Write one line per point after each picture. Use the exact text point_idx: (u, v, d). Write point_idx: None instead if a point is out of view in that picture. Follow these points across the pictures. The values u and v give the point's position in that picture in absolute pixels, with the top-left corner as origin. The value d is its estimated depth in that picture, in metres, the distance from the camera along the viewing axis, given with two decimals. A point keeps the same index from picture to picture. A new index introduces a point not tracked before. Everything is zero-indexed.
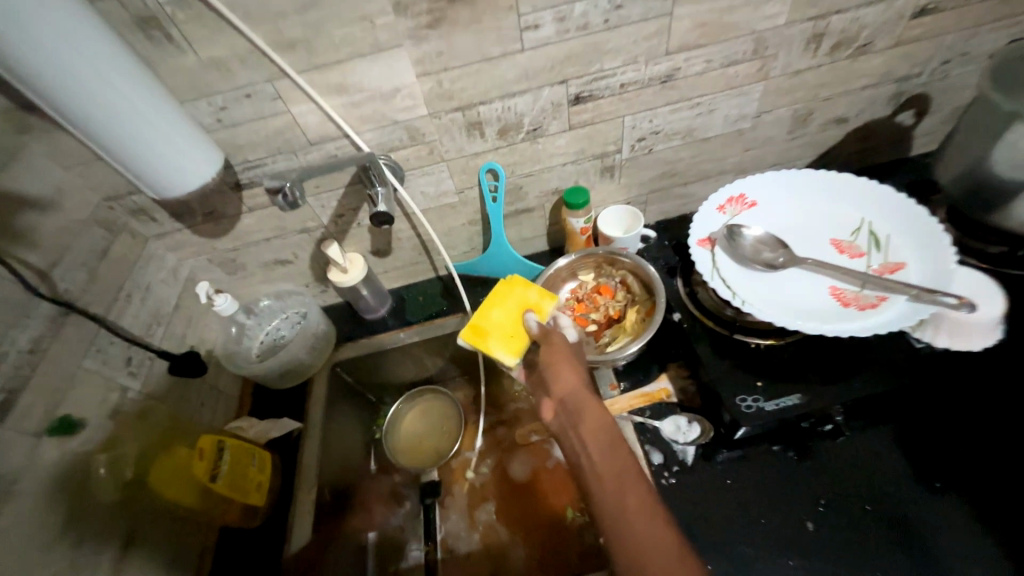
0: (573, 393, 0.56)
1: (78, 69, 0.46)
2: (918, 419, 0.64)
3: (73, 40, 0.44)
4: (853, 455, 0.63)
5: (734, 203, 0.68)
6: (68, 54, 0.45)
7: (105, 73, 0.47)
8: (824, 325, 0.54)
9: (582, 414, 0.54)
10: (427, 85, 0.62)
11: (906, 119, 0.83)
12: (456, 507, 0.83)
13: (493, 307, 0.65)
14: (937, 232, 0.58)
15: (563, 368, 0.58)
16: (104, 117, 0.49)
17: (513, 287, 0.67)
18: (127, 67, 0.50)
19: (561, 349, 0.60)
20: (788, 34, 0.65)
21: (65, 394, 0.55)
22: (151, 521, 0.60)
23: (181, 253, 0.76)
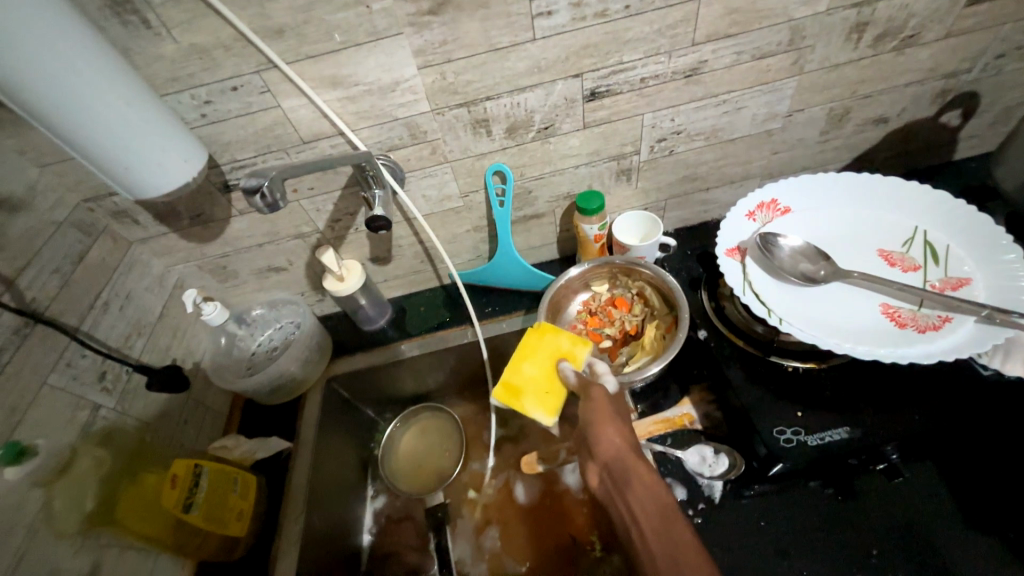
0: (619, 458, 0.51)
1: (41, 57, 0.40)
2: (983, 455, 0.56)
3: (31, 22, 0.39)
4: (907, 495, 0.56)
5: (766, 209, 0.62)
6: (27, 40, 0.39)
7: (71, 62, 0.42)
8: (878, 350, 0.47)
9: (631, 484, 0.49)
10: (430, 77, 0.56)
11: (952, 120, 0.76)
12: (461, 531, 0.77)
13: (525, 362, 0.59)
14: (1007, 243, 0.50)
15: (606, 428, 0.52)
16: (62, 107, 0.43)
17: (544, 336, 0.61)
18: (97, 54, 0.44)
19: (602, 404, 0.53)
20: (828, 23, 0.59)
21: (24, 414, 0.50)
22: (119, 556, 0.55)
23: (167, 259, 0.71)
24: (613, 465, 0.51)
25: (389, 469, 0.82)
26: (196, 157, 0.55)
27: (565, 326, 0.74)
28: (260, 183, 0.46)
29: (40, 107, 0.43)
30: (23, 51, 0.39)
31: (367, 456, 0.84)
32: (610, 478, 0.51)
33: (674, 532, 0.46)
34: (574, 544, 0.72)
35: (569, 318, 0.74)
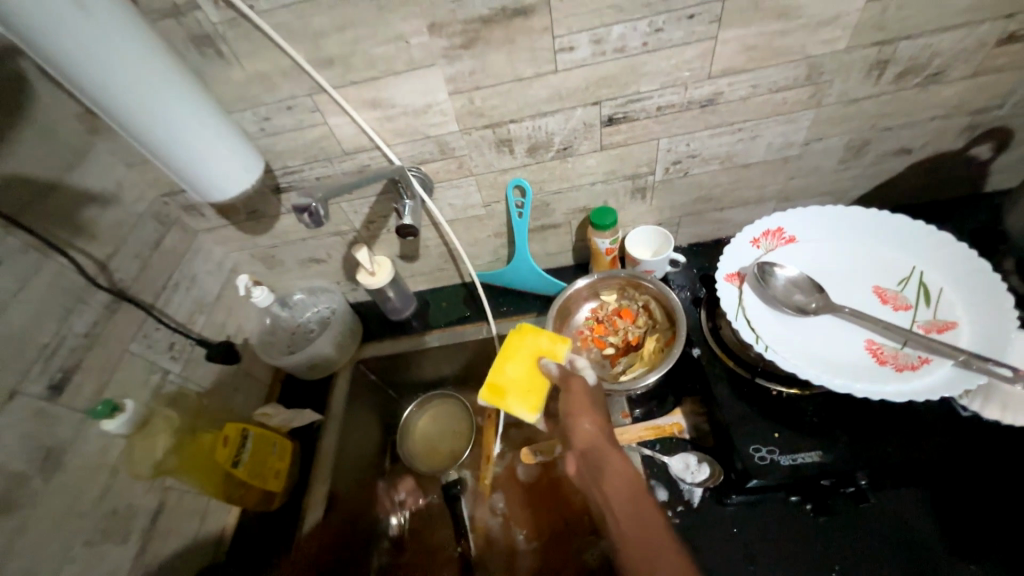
0: (594, 446, 0.58)
1: (135, 86, 0.49)
2: (967, 488, 0.58)
3: (128, 58, 0.47)
4: (891, 517, 0.58)
5: (771, 237, 0.65)
6: (125, 72, 0.47)
7: (158, 89, 0.50)
8: (854, 383, 0.51)
9: (605, 469, 0.57)
10: (459, 102, 0.62)
11: (982, 152, 0.75)
12: (469, 493, 0.85)
13: (509, 362, 0.64)
14: (999, 293, 0.52)
15: (580, 417, 0.59)
16: (147, 124, 0.52)
17: (524, 335, 0.66)
18: (176, 80, 0.52)
19: (578, 396, 0.60)
20: (848, 60, 0.61)
21: (111, 375, 0.60)
22: (179, 498, 0.66)
23: (226, 247, 0.81)
24: (587, 451, 0.59)
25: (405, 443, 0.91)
26: (254, 165, 0.63)
27: (572, 332, 0.79)
28: (309, 203, 0.53)
29: (128, 121, 0.51)
30: (121, 80, 0.47)
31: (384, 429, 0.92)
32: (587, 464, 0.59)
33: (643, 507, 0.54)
34: (568, 525, 0.78)
35: (577, 324, 0.80)
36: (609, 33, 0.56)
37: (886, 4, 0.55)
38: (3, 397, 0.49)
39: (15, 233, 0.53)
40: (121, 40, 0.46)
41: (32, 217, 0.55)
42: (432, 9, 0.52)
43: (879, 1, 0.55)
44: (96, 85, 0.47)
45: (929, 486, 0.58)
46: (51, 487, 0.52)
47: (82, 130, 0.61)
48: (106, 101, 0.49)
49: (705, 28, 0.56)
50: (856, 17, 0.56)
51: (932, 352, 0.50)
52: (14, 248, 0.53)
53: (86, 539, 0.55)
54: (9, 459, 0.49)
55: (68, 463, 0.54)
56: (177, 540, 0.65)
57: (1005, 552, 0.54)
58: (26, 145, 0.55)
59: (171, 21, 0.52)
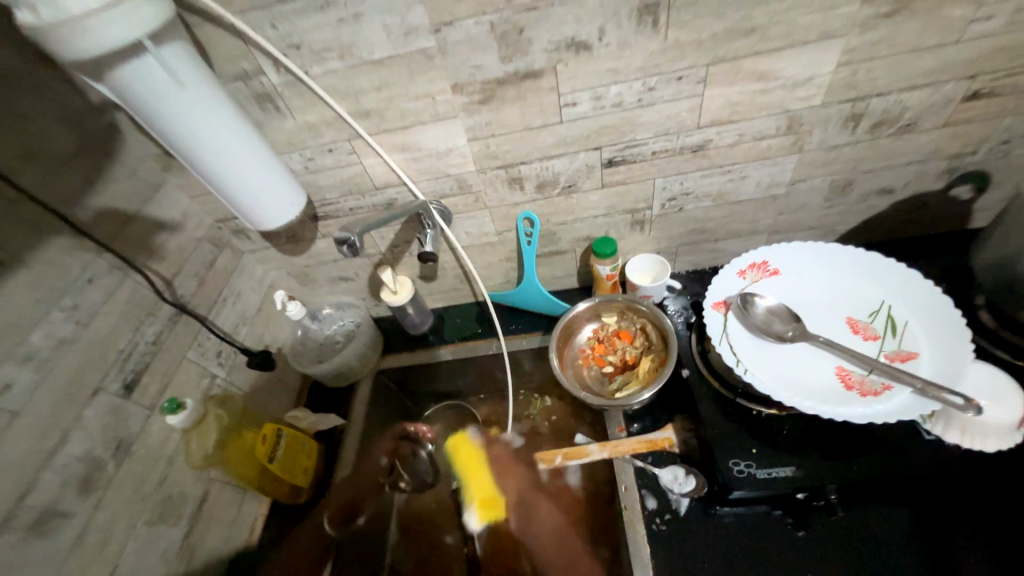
0: (524, 496, 0.84)
1: (210, 138, 0.57)
2: (937, 506, 0.62)
3: (208, 116, 0.55)
4: (867, 534, 0.62)
5: (757, 268, 0.71)
6: (204, 127, 0.56)
7: (228, 138, 0.59)
8: (823, 406, 0.57)
9: (535, 513, 0.82)
10: (477, 147, 0.71)
11: (963, 193, 0.80)
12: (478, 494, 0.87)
13: (478, 472, 0.89)
14: (959, 327, 0.58)
15: (507, 477, 0.87)
16: (216, 166, 0.60)
17: (467, 454, 0.92)
18: (242, 129, 0.60)
19: (503, 459, 0.90)
20: (824, 114, 0.68)
21: (171, 377, 0.70)
22: (220, 488, 0.75)
23: (267, 266, 0.91)
24: (519, 502, 0.84)
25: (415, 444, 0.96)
26: (298, 198, 0.71)
27: (574, 350, 0.86)
28: (349, 237, 0.64)
29: (198, 163, 0.59)
30: (200, 133, 0.56)
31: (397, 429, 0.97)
32: (521, 513, 0.83)
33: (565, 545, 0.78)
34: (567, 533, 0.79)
35: (579, 343, 0.87)
36: (608, 92, 0.64)
37: (856, 68, 0.62)
38: (89, 394, 0.59)
39: (105, 254, 0.62)
40: (203, 101, 0.54)
41: (118, 241, 0.65)
42: (455, 73, 0.61)
43: (848, 65, 0.62)
44: (179, 136, 0.56)
45: (901, 504, 0.63)
46: (121, 472, 0.61)
47: (158, 168, 0.72)
48: (186, 149, 0.57)
49: (692, 88, 0.64)
50: (829, 78, 0.63)
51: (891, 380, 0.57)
52: (103, 267, 0.62)
53: (147, 519, 0.63)
54: (91, 446, 0.58)
55: (136, 452, 0.63)
56: (217, 526, 0.73)
57: (968, 568, 0.58)
58: (115, 181, 0.65)
59: (239, 84, 0.62)
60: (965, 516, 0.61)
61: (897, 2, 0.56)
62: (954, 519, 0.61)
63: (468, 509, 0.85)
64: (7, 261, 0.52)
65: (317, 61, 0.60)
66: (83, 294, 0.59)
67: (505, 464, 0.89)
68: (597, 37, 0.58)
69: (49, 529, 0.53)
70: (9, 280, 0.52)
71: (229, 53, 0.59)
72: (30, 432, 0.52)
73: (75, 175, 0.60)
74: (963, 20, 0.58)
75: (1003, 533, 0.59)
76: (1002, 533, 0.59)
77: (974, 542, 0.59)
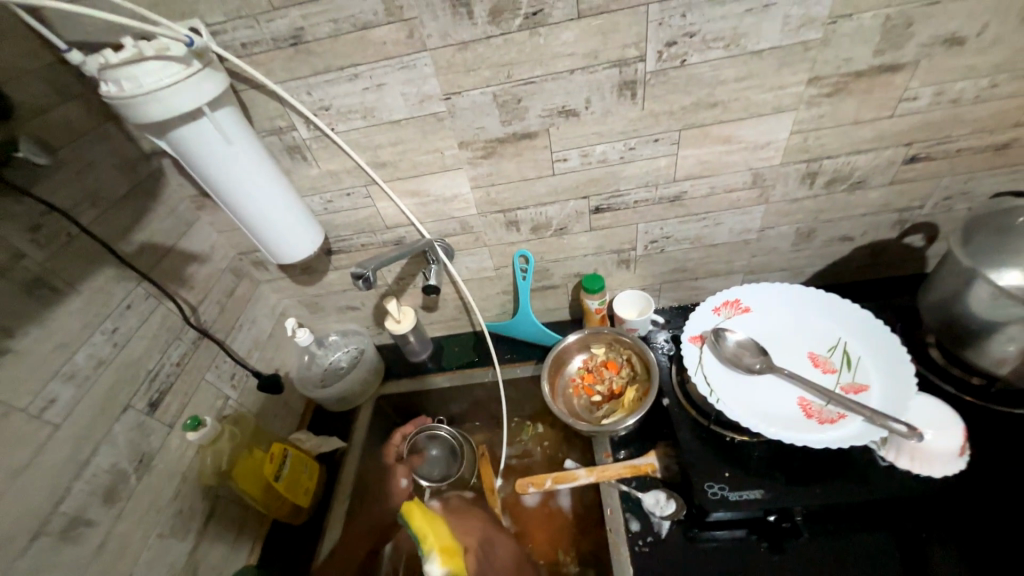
0: (486, 534, 0.79)
1: (250, 186, 0.65)
2: (900, 531, 0.66)
3: (250, 168, 0.64)
4: (834, 558, 0.65)
5: (730, 306, 0.80)
6: (246, 177, 0.64)
7: (265, 187, 0.66)
8: (787, 432, 0.64)
9: (496, 550, 0.78)
10: (479, 194, 0.80)
11: (916, 241, 0.89)
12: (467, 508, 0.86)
13: (437, 521, 0.69)
14: (902, 363, 0.67)
15: (466, 522, 0.80)
16: (250, 210, 0.67)
17: (422, 505, 0.70)
18: (279, 181, 0.69)
19: (459, 505, 0.85)
20: (784, 171, 0.77)
21: (190, 397, 0.75)
22: (225, 506, 0.78)
23: (280, 295, 0.98)
24: (482, 542, 0.76)
25: (429, 443, 0.96)
26: (312, 238, 0.76)
27: (565, 379, 0.93)
28: (366, 273, 0.72)
29: (237, 207, 0.67)
30: (242, 182, 0.64)
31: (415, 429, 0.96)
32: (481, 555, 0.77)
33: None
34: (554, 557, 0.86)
35: (569, 372, 0.93)
36: (594, 150, 0.74)
37: (807, 135, 0.72)
38: (119, 410, 0.64)
39: (143, 283, 0.69)
40: (248, 157, 0.63)
41: (154, 271, 0.72)
42: (462, 132, 0.71)
43: (800, 134, 0.72)
44: (224, 184, 0.64)
45: (867, 530, 0.67)
46: (140, 485, 0.65)
47: (192, 207, 0.80)
48: (229, 195, 0.65)
49: (668, 148, 0.74)
50: (785, 143, 0.73)
51: (844, 410, 0.65)
52: (141, 294, 0.69)
53: (159, 532, 0.67)
54: (117, 459, 0.63)
55: (154, 466, 0.68)
56: (220, 543, 0.77)
57: None
58: (156, 218, 0.73)
59: (274, 138, 0.71)
60: (926, 541, 0.65)
61: (836, 84, 0.66)
62: (915, 543, 0.65)
63: (432, 562, 0.63)
64: (63, 288, 0.59)
65: (343, 121, 0.69)
66: (122, 318, 0.66)
67: (465, 509, 0.84)
68: (584, 106, 0.68)
69: (76, 535, 0.57)
70: (63, 305, 0.59)
71: (267, 113, 0.69)
72: (66, 444, 0.57)
73: (124, 213, 0.68)
74: (894, 99, 0.68)
75: (961, 559, 0.62)
76: (958, 556, 0.63)
77: (933, 566, 0.62)
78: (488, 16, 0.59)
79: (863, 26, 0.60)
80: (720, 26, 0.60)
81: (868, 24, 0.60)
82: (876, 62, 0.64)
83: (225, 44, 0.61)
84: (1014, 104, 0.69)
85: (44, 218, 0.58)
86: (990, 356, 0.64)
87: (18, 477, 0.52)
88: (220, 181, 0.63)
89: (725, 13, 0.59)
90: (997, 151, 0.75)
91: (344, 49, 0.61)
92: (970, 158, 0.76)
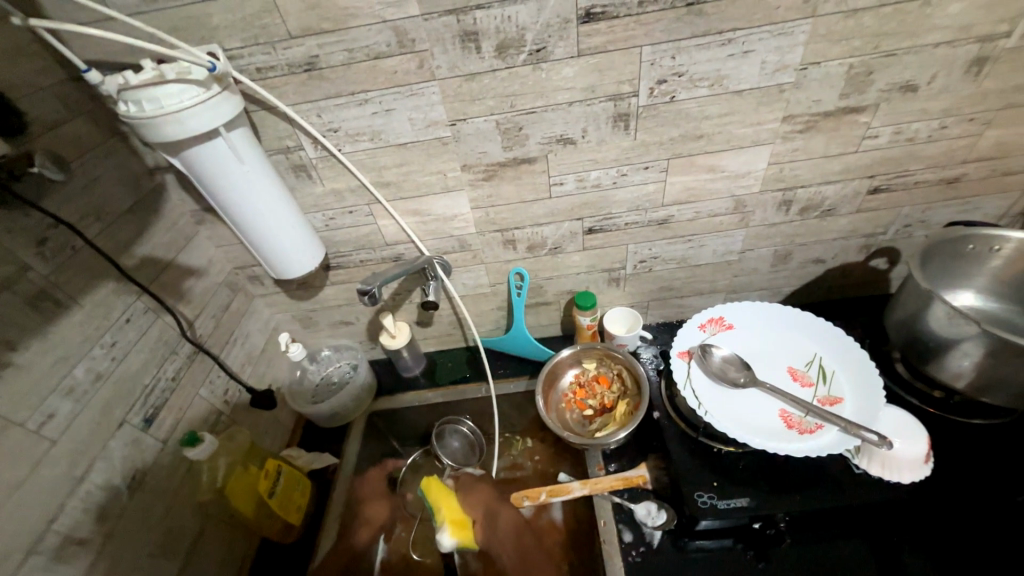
0: (488, 504, 0.87)
1: (252, 198, 0.65)
2: (874, 536, 0.70)
3: (253, 179, 0.64)
4: (815, 563, 0.69)
5: (715, 323, 0.85)
6: (248, 188, 0.64)
7: (267, 199, 0.67)
8: (769, 442, 0.69)
9: (499, 516, 0.85)
10: (479, 214, 0.83)
11: (880, 264, 0.97)
12: (476, 485, 0.90)
13: (451, 499, 0.82)
14: (871, 377, 0.73)
15: (473, 494, 0.88)
16: (252, 222, 0.68)
17: (439, 484, 0.83)
18: (281, 192, 0.69)
19: (468, 481, 0.91)
20: (763, 199, 0.83)
21: (183, 413, 0.74)
22: (214, 526, 0.76)
23: (274, 309, 0.98)
24: (486, 515, 0.85)
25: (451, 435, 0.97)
26: (313, 256, 0.77)
27: (558, 394, 0.95)
28: (372, 289, 0.76)
29: (238, 218, 0.67)
30: (245, 193, 0.65)
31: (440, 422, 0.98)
32: (484, 521, 0.84)
33: (527, 551, 0.83)
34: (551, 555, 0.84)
35: (562, 387, 0.96)
36: (589, 175, 0.78)
37: (782, 167, 0.79)
38: (114, 426, 0.63)
39: (142, 297, 0.69)
40: (251, 168, 0.64)
41: (152, 285, 0.72)
42: (465, 156, 0.74)
43: (776, 165, 0.78)
44: (226, 195, 0.64)
45: (844, 536, 0.71)
46: (132, 503, 0.64)
47: (192, 221, 0.80)
48: (231, 206, 0.66)
49: (657, 175, 0.79)
50: (763, 173, 0.79)
51: (822, 421, 0.70)
52: (140, 309, 0.69)
53: (149, 552, 0.65)
54: (111, 476, 0.62)
55: (147, 484, 0.67)
56: (210, 563, 0.75)
57: None
58: (156, 232, 0.73)
59: (280, 156, 0.73)
60: (897, 544, 0.69)
61: (808, 122, 0.73)
62: (889, 547, 0.69)
63: (442, 532, 0.77)
64: (65, 302, 0.59)
65: (350, 142, 0.72)
66: (121, 332, 0.66)
67: (471, 485, 0.90)
68: (581, 135, 0.73)
69: (68, 555, 0.56)
70: (65, 319, 0.59)
71: (276, 133, 0.70)
72: (62, 460, 0.56)
73: (126, 228, 0.68)
74: (859, 137, 0.75)
75: (927, 560, 0.67)
76: (926, 558, 0.67)
77: (906, 568, 0.67)
78: (495, 51, 0.63)
79: (830, 72, 0.67)
80: (705, 68, 0.66)
81: (835, 71, 0.67)
82: (842, 104, 0.71)
83: (240, 68, 0.63)
84: (962, 144, 0.77)
85: (50, 231, 0.58)
86: (949, 371, 0.70)
87: (14, 494, 0.51)
88: (223, 191, 0.64)
89: (710, 57, 0.65)
90: (949, 184, 0.83)
91: (357, 76, 0.64)
92: (926, 190, 0.84)
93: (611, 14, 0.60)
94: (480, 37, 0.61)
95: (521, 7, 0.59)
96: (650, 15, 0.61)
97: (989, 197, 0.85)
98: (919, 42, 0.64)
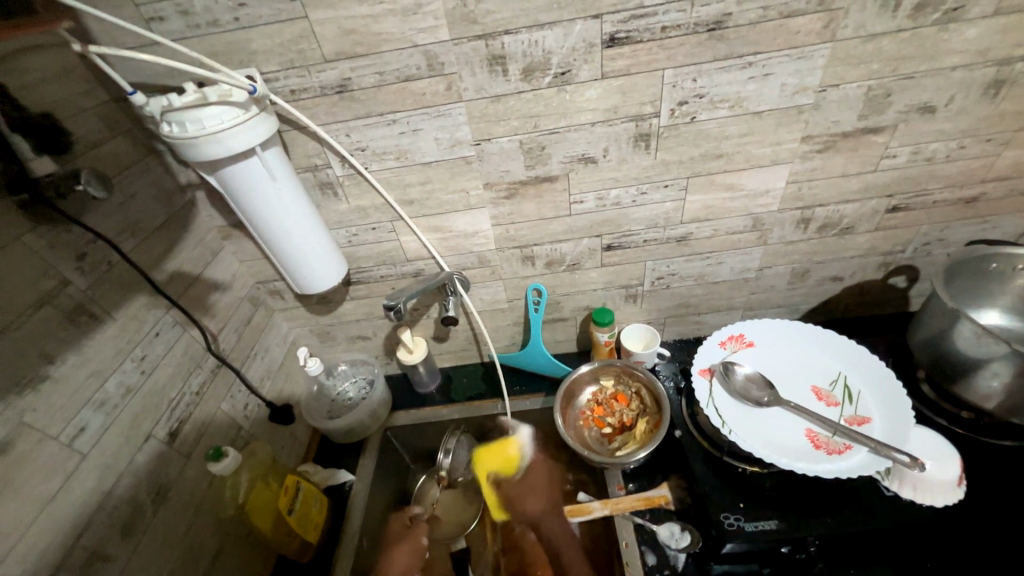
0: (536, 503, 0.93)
1: (278, 210, 0.66)
2: (908, 562, 0.69)
3: (282, 192, 0.66)
4: None
5: (735, 341, 0.86)
6: (275, 201, 0.66)
7: (292, 211, 0.68)
8: (796, 462, 0.68)
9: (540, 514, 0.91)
10: (499, 231, 0.84)
11: (899, 282, 0.96)
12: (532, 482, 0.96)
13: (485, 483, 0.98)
14: (899, 397, 0.73)
15: (524, 493, 0.95)
16: (277, 233, 0.69)
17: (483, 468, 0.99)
18: (306, 203, 0.70)
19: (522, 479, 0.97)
20: (781, 217, 0.84)
21: (205, 426, 0.74)
22: (234, 542, 0.76)
23: (293, 323, 0.99)
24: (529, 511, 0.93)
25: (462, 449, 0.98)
26: (337, 271, 0.78)
27: (576, 411, 0.94)
28: (396, 305, 0.77)
29: (264, 231, 0.68)
30: (272, 205, 0.66)
31: (452, 433, 0.97)
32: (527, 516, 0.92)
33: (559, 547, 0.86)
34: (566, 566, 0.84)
35: (579, 404, 0.95)
36: (608, 194, 0.79)
37: (801, 185, 0.79)
38: (141, 439, 0.64)
39: (171, 310, 0.70)
40: (280, 183, 0.65)
41: (181, 299, 0.73)
42: (488, 174, 0.76)
43: (795, 183, 0.79)
44: (256, 208, 0.66)
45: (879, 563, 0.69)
46: (155, 518, 0.64)
47: (218, 237, 0.82)
48: (258, 218, 0.67)
49: (676, 193, 0.80)
50: (782, 192, 0.80)
51: (850, 441, 0.69)
52: (168, 322, 0.70)
53: (171, 570, 0.65)
54: (136, 490, 0.62)
55: (170, 498, 0.66)
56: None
57: None
58: (185, 247, 0.75)
59: (309, 174, 0.75)
60: (931, 570, 0.68)
61: (826, 142, 0.74)
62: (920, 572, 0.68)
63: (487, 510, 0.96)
64: (101, 315, 0.60)
65: (377, 161, 0.73)
66: (150, 346, 0.67)
67: (528, 481, 0.97)
68: (602, 155, 0.74)
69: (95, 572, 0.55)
70: (99, 332, 0.60)
71: (306, 152, 0.72)
72: (93, 474, 0.57)
73: (158, 244, 0.69)
74: (876, 157, 0.76)
75: None
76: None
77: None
78: (521, 74, 0.65)
79: (849, 94, 0.68)
80: (726, 90, 0.67)
81: (853, 93, 0.68)
82: (860, 125, 0.72)
83: (275, 89, 0.65)
84: (979, 164, 0.78)
85: (89, 246, 0.59)
86: (977, 391, 0.69)
87: (46, 507, 0.51)
88: (251, 204, 0.65)
89: (731, 79, 0.66)
90: (967, 204, 0.83)
91: (386, 97, 0.66)
92: (945, 209, 0.84)
93: (634, 39, 0.62)
94: (507, 61, 0.63)
95: (548, 33, 0.61)
96: (672, 40, 0.62)
97: (1008, 215, 0.85)
98: (937, 65, 0.66)
